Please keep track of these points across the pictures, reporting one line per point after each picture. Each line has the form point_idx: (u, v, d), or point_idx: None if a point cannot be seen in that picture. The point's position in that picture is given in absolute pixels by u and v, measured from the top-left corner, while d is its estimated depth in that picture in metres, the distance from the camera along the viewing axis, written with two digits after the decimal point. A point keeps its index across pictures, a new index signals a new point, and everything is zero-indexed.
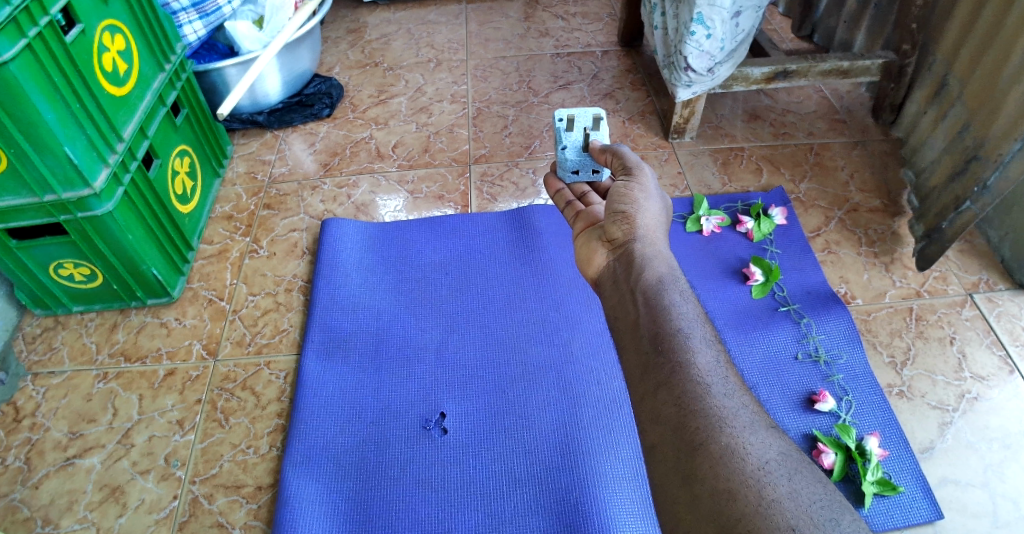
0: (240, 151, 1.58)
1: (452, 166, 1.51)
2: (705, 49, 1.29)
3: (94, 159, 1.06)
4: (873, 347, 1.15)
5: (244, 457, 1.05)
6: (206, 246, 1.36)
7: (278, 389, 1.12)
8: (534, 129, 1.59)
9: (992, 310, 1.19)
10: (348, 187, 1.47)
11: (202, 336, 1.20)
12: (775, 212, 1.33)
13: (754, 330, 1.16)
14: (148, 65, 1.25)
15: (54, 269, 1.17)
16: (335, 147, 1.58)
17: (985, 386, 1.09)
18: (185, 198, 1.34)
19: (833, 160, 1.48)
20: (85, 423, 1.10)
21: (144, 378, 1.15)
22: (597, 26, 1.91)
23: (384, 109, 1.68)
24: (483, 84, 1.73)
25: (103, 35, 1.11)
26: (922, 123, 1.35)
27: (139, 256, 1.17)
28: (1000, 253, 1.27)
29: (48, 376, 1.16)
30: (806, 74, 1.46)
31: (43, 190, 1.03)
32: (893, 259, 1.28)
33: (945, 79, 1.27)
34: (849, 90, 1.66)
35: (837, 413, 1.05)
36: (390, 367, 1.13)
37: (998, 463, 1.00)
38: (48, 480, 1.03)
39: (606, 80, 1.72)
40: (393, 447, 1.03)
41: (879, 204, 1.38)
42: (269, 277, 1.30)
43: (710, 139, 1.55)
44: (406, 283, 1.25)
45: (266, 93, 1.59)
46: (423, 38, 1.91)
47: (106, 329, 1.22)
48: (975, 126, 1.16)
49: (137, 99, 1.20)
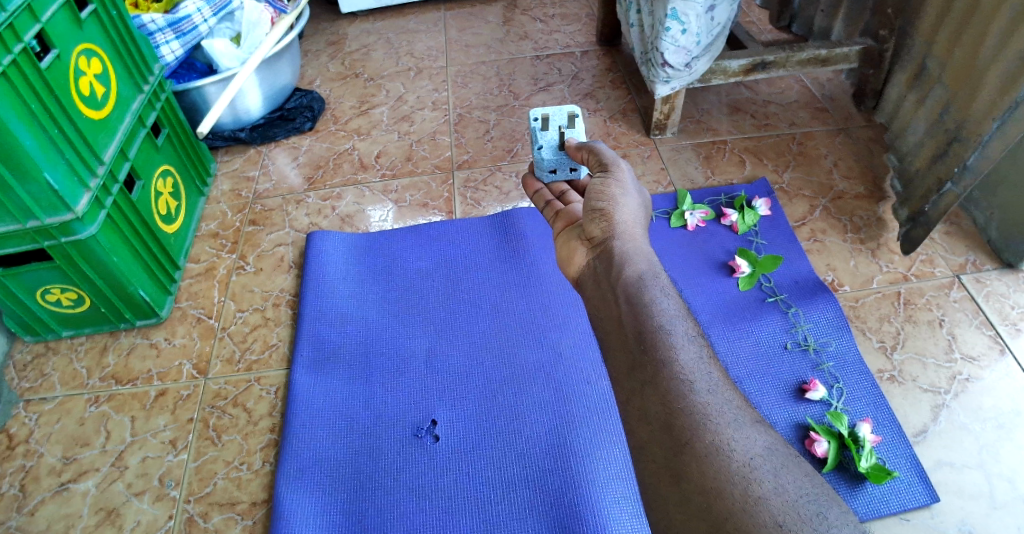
0: (224, 169, 1.58)
1: (435, 173, 1.51)
2: (682, 44, 1.30)
3: (75, 183, 1.07)
4: (863, 333, 1.15)
5: (239, 473, 1.05)
6: (193, 265, 1.36)
7: (270, 404, 1.12)
8: (517, 133, 1.59)
9: (981, 290, 1.19)
10: (334, 199, 1.48)
11: (192, 355, 1.21)
12: (760, 204, 1.34)
13: (742, 322, 1.16)
14: (126, 87, 1.25)
15: (41, 295, 1.17)
16: (319, 160, 1.58)
17: (977, 367, 1.09)
18: (170, 218, 1.34)
19: (816, 148, 1.49)
20: (79, 447, 1.10)
21: (136, 399, 1.15)
22: (576, 27, 1.92)
23: (366, 120, 1.68)
24: (464, 90, 1.73)
25: (80, 59, 1.12)
26: (903, 106, 1.34)
27: (125, 277, 1.17)
28: (986, 233, 1.27)
29: (40, 402, 1.16)
30: (785, 64, 1.46)
31: (26, 216, 1.03)
32: (879, 244, 1.28)
33: (923, 61, 1.27)
34: (829, 78, 1.66)
35: (829, 402, 1.05)
36: (380, 375, 1.13)
37: (993, 442, 1.00)
38: (44, 506, 1.03)
39: (586, 80, 1.72)
40: (387, 456, 1.03)
41: (863, 190, 1.38)
42: (257, 292, 1.30)
43: (693, 134, 1.55)
44: (393, 292, 1.25)
45: (247, 109, 1.59)
46: (403, 47, 1.92)
47: (96, 352, 1.22)
48: (956, 106, 1.16)
49: (117, 121, 1.21)
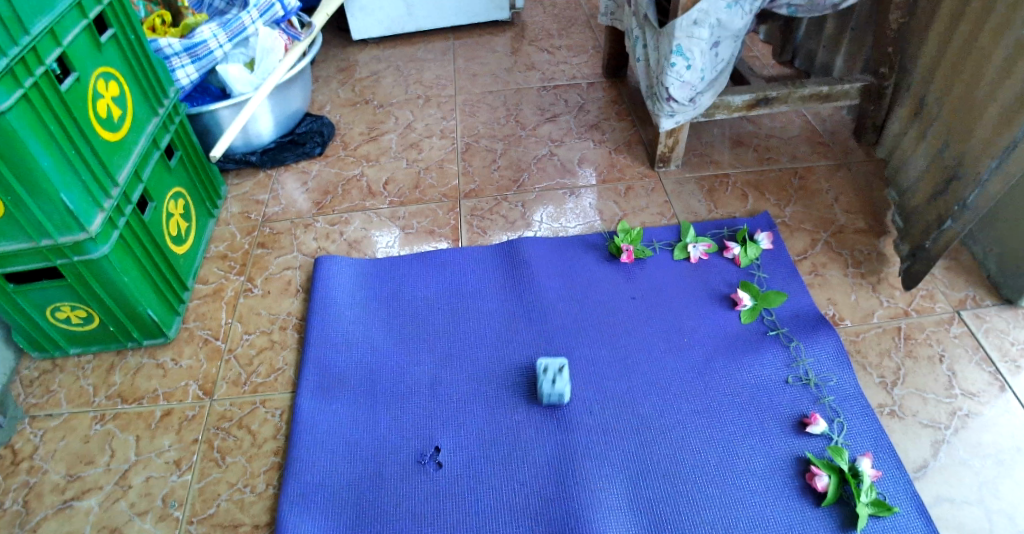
0: (234, 192, 1.60)
1: (442, 201, 1.54)
2: (687, 80, 1.33)
3: (90, 204, 1.09)
4: (863, 368, 1.16)
5: (242, 495, 1.05)
6: (202, 286, 1.38)
7: (275, 427, 1.13)
8: (523, 162, 1.62)
9: (980, 326, 1.21)
10: (342, 223, 1.50)
11: (198, 376, 1.22)
12: (762, 236, 1.34)
13: (743, 354, 1.17)
14: (141, 110, 1.28)
15: (51, 312, 1.19)
16: (328, 185, 1.61)
17: (977, 403, 1.10)
18: (180, 239, 1.36)
19: (817, 183, 1.51)
20: (83, 465, 1.10)
21: (142, 418, 1.16)
22: (582, 59, 1.96)
23: (375, 146, 1.71)
24: (472, 119, 1.77)
25: (98, 82, 1.15)
26: (903, 142, 1.37)
27: (134, 297, 1.18)
28: (986, 268, 1.28)
29: (46, 418, 1.17)
30: (787, 100, 1.49)
31: (40, 234, 1.05)
32: (880, 279, 1.30)
33: (923, 97, 1.30)
34: (830, 114, 1.69)
35: (830, 436, 1.05)
36: (384, 401, 1.14)
37: (993, 479, 1.01)
38: (47, 523, 1.04)
39: (592, 111, 1.76)
40: (389, 483, 1.04)
41: (864, 225, 1.40)
42: (265, 315, 1.31)
43: (696, 166, 1.58)
44: (399, 318, 1.27)
45: (259, 133, 1.62)
46: (412, 75, 1.96)
47: (103, 370, 1.24)
48: (955, 142, 1.19)
49: (132, 144, 1.23)
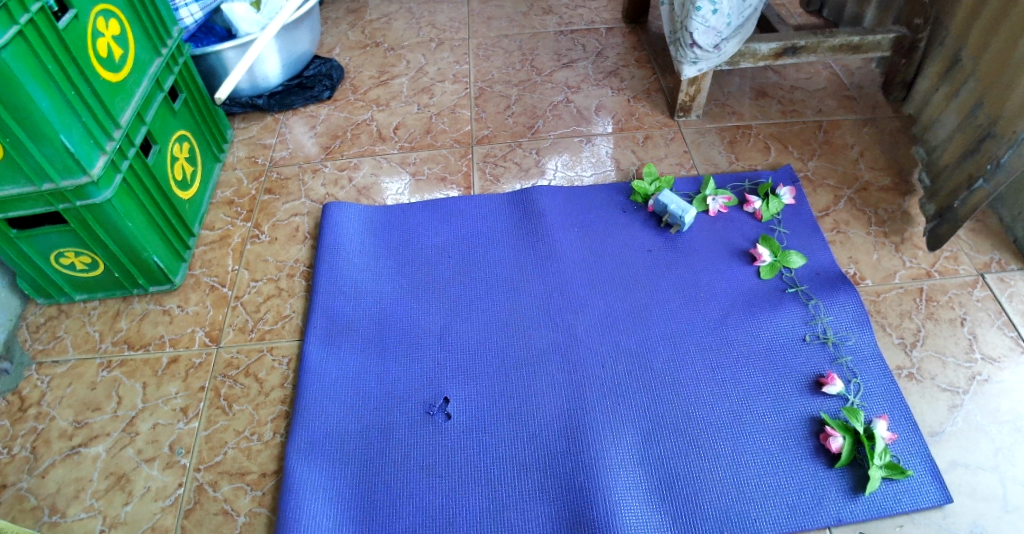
0: (240, 136, 1.56)
1: (454, 147, 1.49)
2: (712, 25, 1.26)
3: (91, 147, 1.05)
4: (883, 329, 1.13)
5: (249, 444, 1.05)
6: (207, 232, 1.35)
7: (282, 375, 1.12)
8: (538, 109, 1.56)
9: (1004, 290, 1.17)
10: (350, 169, 1.45)
11: (205, 323, 1.20)
12: (784, 191, 1.30)
13: (761, 311, 1.14)
14: (143, 51, 1.22)
15: (55, 258, 1.16)
16: (336, 130, 1.55)
17: (997, 368, 1.07)
18: (185, 184, 1.32)
19: (842, 138, 1.45)
20: (90, 411, 1.10)
21: (148, 365, 1.15)
22: (601, 3, 1.87)
23: (385, 90, 1.65)
24: (486, 64, 1.70)
25: (97, 20, 1.09)
26: (934, 99, 1.31)
27: (139, 244, 1.16)
28: (1013, 232, 1.24)
29: (52, 365, 1.16)
30: (816, 50, 1.42)
31: (41, 179, 1.02)
32: (904, 239, 1.26)
33: (957, 54, 1.24)
34: (859, 66, 1.62)
35: (846, 397, 1.03)
36: (393, 351, 1.12)
37: (1009, 446, 0.99)
38: (55, 469, 1.03)
39: (611, 58, 1.68)
40: (397, 433, 1.03)
41: (889, 182, 1.35)
42: (271, 262, 1.28)
43: (717, 117, 1.52)
44: (408, 266, 1.24)
45: (265, 76, 1.56)
46: (425, 17, 1.88)
47: (109, 317, 1.22)
48: (990, 102, 1.13)
49: (134, 85, 1.18)
